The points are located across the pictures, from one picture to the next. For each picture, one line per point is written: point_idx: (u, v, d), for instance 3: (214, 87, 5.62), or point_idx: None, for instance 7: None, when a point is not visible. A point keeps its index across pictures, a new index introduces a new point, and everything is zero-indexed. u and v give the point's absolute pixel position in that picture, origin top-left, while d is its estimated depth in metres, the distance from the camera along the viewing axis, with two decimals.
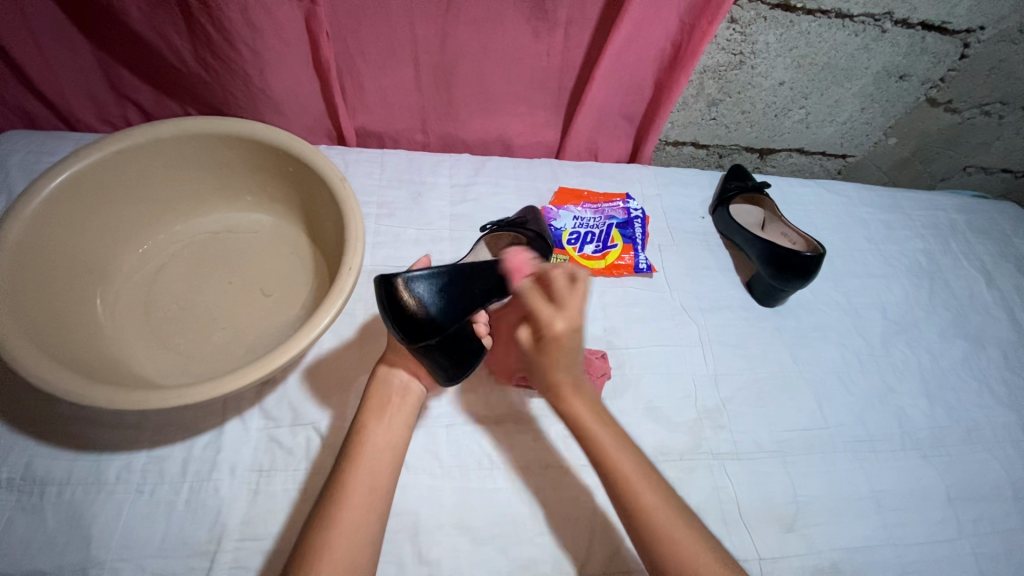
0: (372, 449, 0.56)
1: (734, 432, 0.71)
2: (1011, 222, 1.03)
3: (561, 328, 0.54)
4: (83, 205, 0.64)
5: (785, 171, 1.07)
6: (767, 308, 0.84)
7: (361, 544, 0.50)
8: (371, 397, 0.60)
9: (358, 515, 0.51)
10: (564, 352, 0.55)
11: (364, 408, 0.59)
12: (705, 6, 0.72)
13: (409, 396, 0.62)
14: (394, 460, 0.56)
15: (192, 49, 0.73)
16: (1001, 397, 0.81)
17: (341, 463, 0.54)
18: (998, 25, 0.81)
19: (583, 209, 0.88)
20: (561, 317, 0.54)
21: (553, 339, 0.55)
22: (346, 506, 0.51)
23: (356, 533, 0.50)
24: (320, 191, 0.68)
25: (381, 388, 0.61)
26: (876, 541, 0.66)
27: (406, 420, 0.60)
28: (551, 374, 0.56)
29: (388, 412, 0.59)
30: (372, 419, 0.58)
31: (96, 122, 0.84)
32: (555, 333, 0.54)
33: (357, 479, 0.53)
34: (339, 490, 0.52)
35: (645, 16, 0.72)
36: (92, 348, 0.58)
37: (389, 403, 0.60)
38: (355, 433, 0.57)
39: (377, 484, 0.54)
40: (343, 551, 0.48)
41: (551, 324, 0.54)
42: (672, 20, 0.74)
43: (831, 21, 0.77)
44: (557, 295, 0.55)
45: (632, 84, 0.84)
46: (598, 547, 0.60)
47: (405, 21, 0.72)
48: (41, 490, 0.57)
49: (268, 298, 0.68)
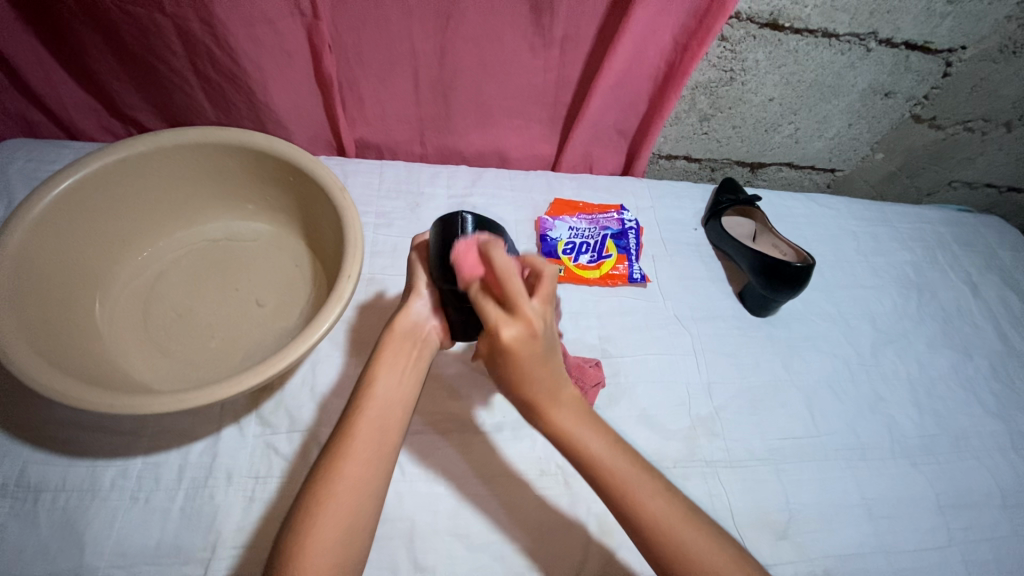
0: (380, 401, 0.52)
1: (728, 440, 0.72)
2: (995, 235, 1.06)
3: (511, 337, 0.47)
4: (85, 211, 0.64)
5: (776, 184, 1.09)
6: (758, 318, 0.85)
7: (365, 497, 0.48)
8: (386, 348, 0.56)
9: (362, 469, 0.48)
10: (515, 369, 0.47)
11: (375, 359, 0.55)
12: (696, 30, 0.75)
13: (426, 349, 0.59)
14: (403, 415, 0.53)
15: (194, 65, 0.75)
16: (990, 406, 0.82)
17: (347, 417, 0.52)
18: (979, 45, 0.84)
19: (578, 219, 0.89)
20: (500, 329, 0.47)
21: (509, 350, 0.47)
22: (351, 458, 0.48)
23: (359, 486, 0.48)
24: (320, 201, 0.69)
25: (395, 341, 0.57)
26: (868, 548, 0.67)
27: (416, 373, 0.56)
28: (522, 392, 0.49)
29: (399, 366, 0.55)
30: (380, 372, 0.54)
31: (98, 133, 0.86)
32: (503, 344, 0.47)
33: (362, 431, 0.50)
34: (340, 444, 0.49)
35: (640, 40, 0.75)
36: (90, 355, 0.59)
37: (404, 354, 0.56)
38: (363, 388, 0.53)
39: (384, 440, 0.51)
40: (344, 505, 0.46)
41: (495, 334, 0.47)
42: (665, 40, 0.77)
43: (818, 40, 0.80)
44: (508, 295, 0.47)
45: (626, 98, 0.86)
46: (593, 554, 0.61)
47: (404, 36, 0.74)
48: (36, 496, 0.57)
49: (265, 308, 0.68)
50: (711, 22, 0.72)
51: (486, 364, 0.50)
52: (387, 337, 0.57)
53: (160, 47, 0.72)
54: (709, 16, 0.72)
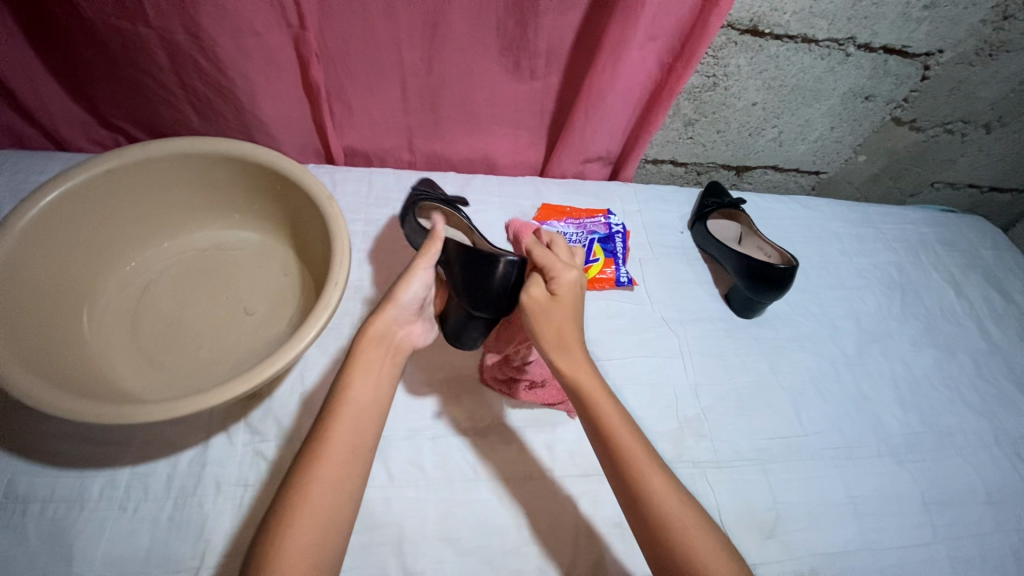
0: (356, 404, 0.53)
1: (715, 440, 0.73)
2: (977, 234, 1.07)
3: (575, 278, 0.58)
4: (73, 221, 0.65)
5: (762, 187, 1.10)
6: (745, 319, 0.86)
7: (342, 498, 0.49)
8: (359, 353, 0.56)
9: (338, 471, 0.49)
10: (569, 305, 0.57)
11: (348, 365, 0.55)
12: (682, 51, 0.77)
13: (398, 355, 0.59)
14: (378, 416, 0.54)
15: (182, 77, 0.75)
16: (974, 403, 0.84)
17: (324, 418, 0.52)
18: (956, 48, 0.86)
19: (566, 224, 0.89)
20: (569, 266, 0.58)
21: (572, 286, 0.57)
22: (326, 461, 0.49)
23: (335, 488, 0.48)
24: (308, 210, 0.70)
25: (368, 345, 0.57)
26: (854, 546, 0.68)
27: (390, 377, 0.57)
28: (563, 334, 0.56)
29: (374, 370, 0.56)
30: (357, 376, 0.55)
31: (87, 144, 0.86)
32: (571, 278, 0.57)
33: (340, 433, 0.51)
34: (317, 445, 0.50)
35: (629, 61, 0.76)
36: (78, 366, 0.59)
37: (378, 359, 0.57)
38: (339, 390, 0.54)
39: (360, 443, 0.51)
40: (320, 507, 0.47)
41: (562, 272, 0.57)
42: (652, 62, 0.79)
43: (798, 45, 0.81)
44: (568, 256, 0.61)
45: (614, 121, 0.87)
46: (582, 555, 0.62)
47: (391, 45, 0.75)
48: (25, 507, 0.57)
49: (253, 316, 0.69)
50: (695, 45, 0.74)
51: (535, 307, 0.57)
52: (360, 342, 0.57)
53: (148, 58, 0.72)
54: (694, 38, 0.74)
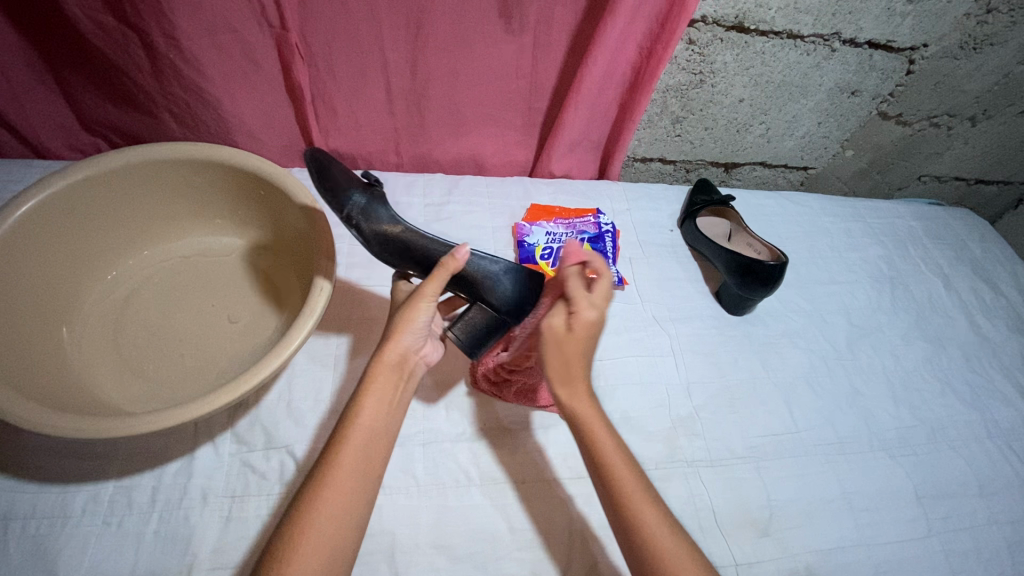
0: (366, 431, 0.52)
1: (709, 439, 0.72)
2: (965, 227, 1.08)
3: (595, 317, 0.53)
4: (50, 230, 0.63)
5: (751, 183, 1.11)
6: (734, 316, 0.86)
7: (348, 529, 0.48)
8: (373, 378, 0.54)
9: (343, 500, 0.48)
10: (581, 342, 0.53)
11: (363, 390, 0.54)
12: (660, 34, 0.75)
13: (411, 380, 0.58)
14: (386, 445, 0.53)
15: (161, 82, 0.74)
16: (965, 396, 0.84)
17: (332, 444, 0.51)
18: (940, 42, 0.86)
19: (555, 224, 0.89)
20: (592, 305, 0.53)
21: (590, 326, 0.53)
22: (332, 491, 0.48)
23: (341, 518, 0.47)
24: (291, 215, 0.69)
25: (384, 370, 0.55)
26: (849, 542, 0.67)
27: (402, 403, 0.56)
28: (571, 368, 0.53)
29: (387, 396, 0.55)
30: (366, 402, 0.53)
31: (66, 151, 0.84)
32: (593, 316, 0.53)
33: (347, 462, 0.50)
34: (324, 473, 0.49)
35: (615, 49, 0.76)
36: (56, 379, 0.57)
37: (392, 384, 0.55)
38: (349, 416, 0.52)
39: (367, 471, 0.50)
40: (326, 540, 0.46)
41: (584, 310, 0.53)
42: (632, 46, 0.78)
43: (784, 41, 0.81)
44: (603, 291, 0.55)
45: (599, 109, 0.86)
46: (577, 559, 0.61)
47: (374, 46, 0.74)
48: (4, 525, 0.55)
49: (237, 324, 0.68)
50: (675, 24, 0.73)
51: (551, 336, 0.54)
52: (375, 366, 0.55)
53: (125, 62, 0.71)
54: (673, 19, 0.72)
